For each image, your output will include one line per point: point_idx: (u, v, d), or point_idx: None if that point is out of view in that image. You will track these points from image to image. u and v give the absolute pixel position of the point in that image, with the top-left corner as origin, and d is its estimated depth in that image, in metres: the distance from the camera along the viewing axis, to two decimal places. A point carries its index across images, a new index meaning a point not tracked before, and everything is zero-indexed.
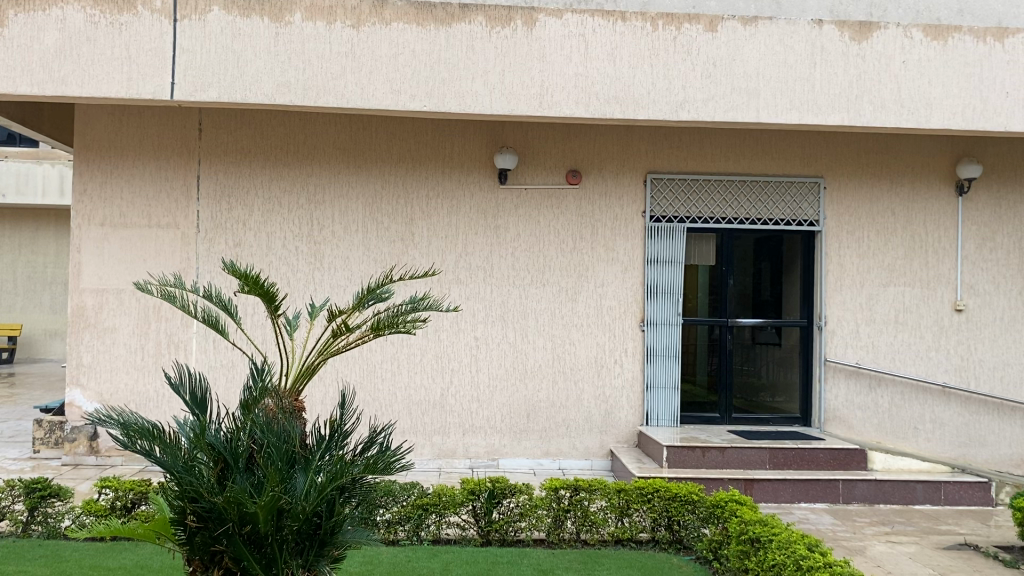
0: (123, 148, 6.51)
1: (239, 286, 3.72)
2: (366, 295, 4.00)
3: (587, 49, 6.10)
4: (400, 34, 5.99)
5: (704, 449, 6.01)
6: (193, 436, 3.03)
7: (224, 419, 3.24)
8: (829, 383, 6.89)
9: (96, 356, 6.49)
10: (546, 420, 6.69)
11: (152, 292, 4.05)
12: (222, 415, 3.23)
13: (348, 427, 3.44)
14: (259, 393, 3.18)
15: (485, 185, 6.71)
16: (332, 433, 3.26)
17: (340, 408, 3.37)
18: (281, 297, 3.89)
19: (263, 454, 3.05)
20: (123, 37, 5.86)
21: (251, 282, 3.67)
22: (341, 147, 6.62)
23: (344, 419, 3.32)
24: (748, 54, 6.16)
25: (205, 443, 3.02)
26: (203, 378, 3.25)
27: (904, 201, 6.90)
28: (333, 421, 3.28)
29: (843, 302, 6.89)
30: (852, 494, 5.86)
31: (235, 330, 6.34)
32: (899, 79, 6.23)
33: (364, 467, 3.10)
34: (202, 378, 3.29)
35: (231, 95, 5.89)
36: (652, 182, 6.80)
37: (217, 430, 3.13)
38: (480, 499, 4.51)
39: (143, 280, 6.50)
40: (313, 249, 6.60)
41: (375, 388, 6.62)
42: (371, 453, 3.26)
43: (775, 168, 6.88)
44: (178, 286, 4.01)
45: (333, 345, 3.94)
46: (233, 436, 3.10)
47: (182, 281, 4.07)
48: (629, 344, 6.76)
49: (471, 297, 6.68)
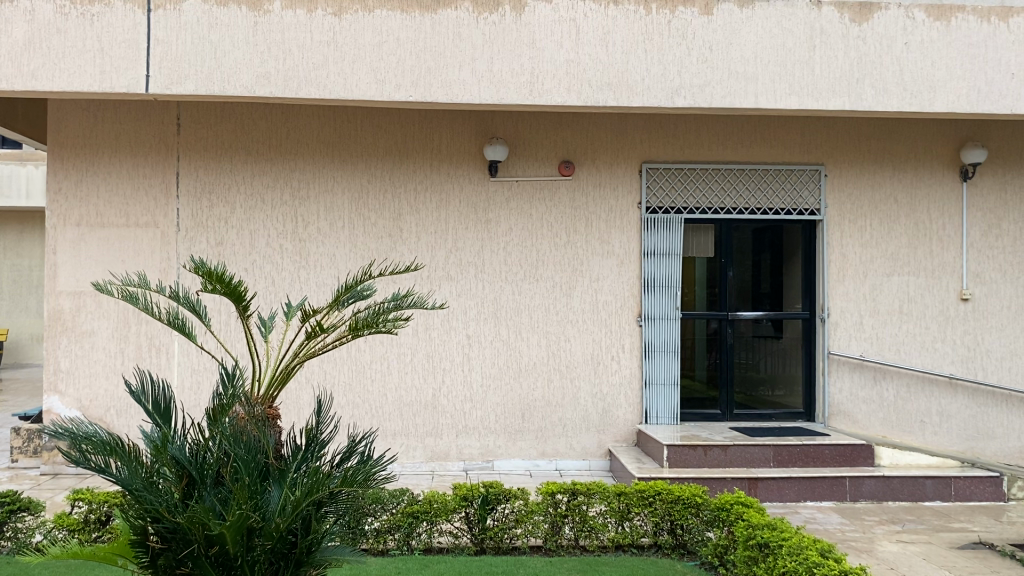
0: (100, 145, 6.27)
1: (204, 285, 3.50)
2: (346, 293, 3.79)
3: (578, 35, 5.88)
4: (383, 21, 5.76)
5: (706, 447, 5.81)
6: (155, 448, 2.87)
7: (191, 431, 3.07)
8: (832, 376, 6.69)
9: (75, 361, 6.26)
10: (541, 420, 6.48)
11: (113, 292, 3.81)
12: (188, 426, 3.06)
13: (326, 437, 3.28)
14: (229, 400, 3.05)
15: (475, 178, 6.49)
16: (308, 443, 3.11)
17: (317, 415, 3.20)
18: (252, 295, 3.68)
19: (231, 468, 2.88)
20: (95, 29, 5.62)
21: (217, 279, 3.44)
22: (324, 141, 6.40)
23: (320, 428, 3.17)
24: (744, 38, 5.94)
25: (169, 458, 2.86)
26: (166, 387, 3.06)
27: (907, 188, 6.70)
28: (308, 429, 3.13)
29: (846, 293, 6.69)
30: (860, 492, 5.66)
31: (204, 333, 6.09)
32: (902, 62, 6.02)
33: (342, 480, 2.92)
34: (166, 386, 3.11)
35: (209, 87, 5.66)
36: (647, 172, 6.59)
37: (182, 443, 2.97)
38: (473, 506, 4.29)
39: (105, 279, 6.24)
40: (297, 246, 6.38)
41: (364, 390, 6.39)
42: (350, 464, 3.10)
43: (774, 156, 6.67)
44: (141, 285, 3.77)
45: (311, 347, 3.72)
46: (200, 449, 2.95)
47: (148, 281, 3.82)
48: (626, 340, 6.55)
49: (462, 294, 6.46)
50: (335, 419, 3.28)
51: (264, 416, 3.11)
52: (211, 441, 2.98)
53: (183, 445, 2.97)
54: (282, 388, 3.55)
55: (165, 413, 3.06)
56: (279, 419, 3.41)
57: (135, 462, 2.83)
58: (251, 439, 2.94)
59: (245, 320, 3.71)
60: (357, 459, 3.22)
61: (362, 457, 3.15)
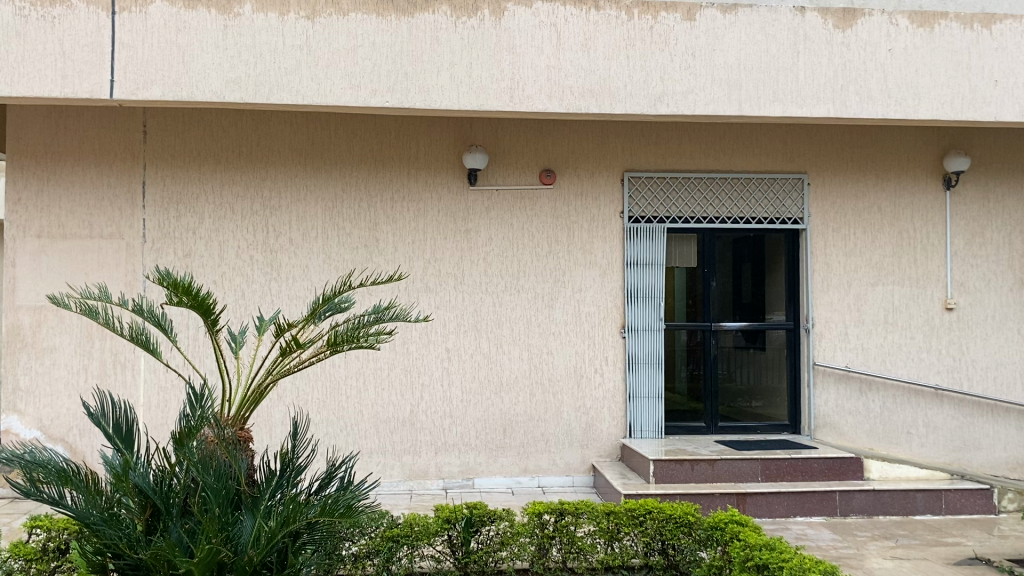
0: (62, 153, 6.02)
1: (167, 298, 3.28)
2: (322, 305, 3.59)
3: (559, 41, 5.74)
4: (359, 25, 5.59)
5: (693, 462, 5.66)
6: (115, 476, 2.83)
7: (155, 455, 3.05)
8: (817, 388, 6.59)
9: (35, 379, 5.98)
10: (523, 436, 6.29)
11: (69, 306, 3.59)
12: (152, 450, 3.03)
13: (303, 460, 3.20)
14: (196, 423, 2.89)
15: (453, 187, 6.31)
16: (283, 468, 3.03)
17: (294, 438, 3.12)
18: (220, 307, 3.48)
19: (199, 497, 2.82)
20: (56, 32, 5.38)
21: (182, 292, 3.23)
22: (297, 149, 6.20)
23: (297, 453, 3.09)
24: (728, 44, 5.83)
25: (132, 487, 2.82)
26: (128, 410, 3.00)
27: (891, 197, 6.63)
28: (284, 453, 3.06)
29: (830, 303, 6.59)
30: (850, 506, 5.53)
31: (169, 350, 5.84)
32: (886, 69, 5.95)
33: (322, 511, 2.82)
34: (127, 408, 3.04)
35: (177, 93, 5.45)
36: (629, 181, 6.45)
37: (147, 469, 2.94)
38: (456, 528, 4.10)
39: (63, 293, 5.97)
40: (269, 258, 6.16)
41: (339, 407, 6.17)
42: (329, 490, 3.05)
43: (756, 165, 6.57)
44: (101, 299, 3.55)
45: (285, 364, 3.51)
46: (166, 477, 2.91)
47: (107, 293, 3.60)
48: (609, 353, 6.39)
49: (441, 306, 6.27)
50: (311, 443, 3.22)
51: (235, 439, 2.95)
52: (178, 467, 2.95)
53: (147, 471, 2.92)
54: (254, 408, 3.35)
55: (127, 435, 3.00)
56: (251, 442, 3.21)
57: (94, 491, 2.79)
58: (221, 466, 2.84)
59: (213, 336, 3.50)
60: (335, 486, 3.21)
61: (341, 484, 3.11)
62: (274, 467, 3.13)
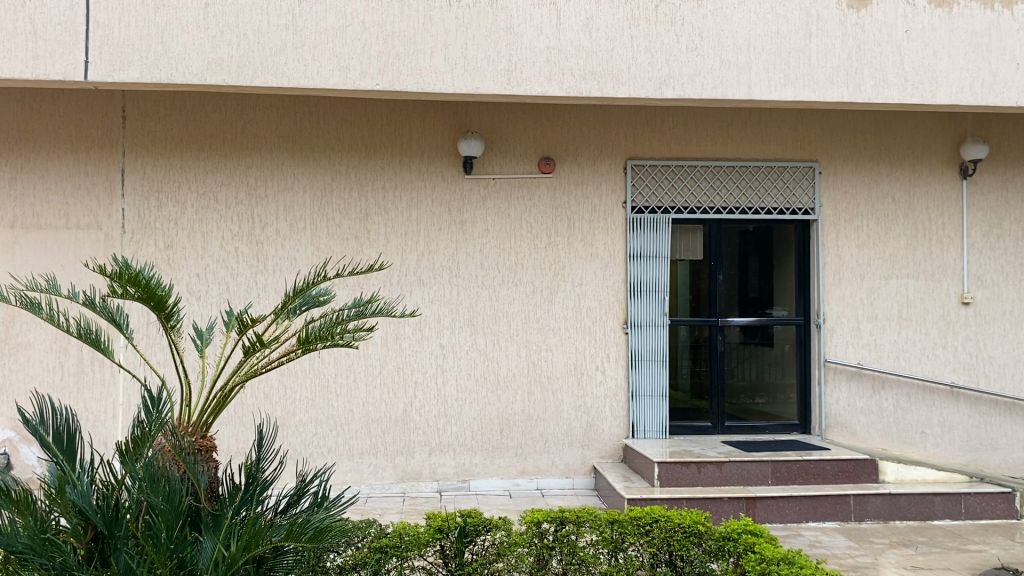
0: (36, 139, 5.72)
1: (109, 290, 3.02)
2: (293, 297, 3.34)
3: (559, 20, 5.44)
4: (347, 3, 5.29)
5: (699, 464, 5.37)
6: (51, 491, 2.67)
7: (98, 471, 2.92)
8: (829, 386, 6.31)
9: (8, 377, 5.68)
10: (521, 435, 6.01)
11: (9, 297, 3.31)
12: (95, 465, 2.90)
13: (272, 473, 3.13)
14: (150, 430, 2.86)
15: (448, 176, 6.02)
16: (248, 483, 2.96)
17: (260, 451, 3.04)
18: (174, 301, 3.22)
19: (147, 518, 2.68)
20: (27, 10, 5.06)
21: (125, 282, 2.97)
22: (284, 134, 5.90)
23: (263, 467, 3.01)
24: (737, 24, 5.54)
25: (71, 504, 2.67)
26: (70, 418, 2.87)
27: (905, 186, 6.34)
28: (249, 468, 2.98)
29: (842, 297, 6.31)
30: (865, 510, 5.26)
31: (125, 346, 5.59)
32: (904, 51, 5.65)
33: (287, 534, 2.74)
34: (70, 415, 2.90)
35: (155, 74, 5.14)
36: (632, 169, 6.16)
37: (90, 485, 2.81)
38: (449, 539, 3.79)
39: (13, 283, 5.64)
40: (255, 250, 5.87)
41: (329, 405, 5.89)
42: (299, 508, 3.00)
43: (766, 153, 6.28)
44: (46, 289, 3.28)
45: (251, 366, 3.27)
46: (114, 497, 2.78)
47: (56, 284, 3.32)
48: (611, 349, 6.11)
49: (435, 300, 5.99)
50: (279, 453, 3.14)
51: (192, 448, 2.86)
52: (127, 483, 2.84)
53: (88, 488, 2.76)
54: (217, 417, 3.16)
55: (67, 447, 2.86)
56: (213, 450, 3.04)
57: (23, 506, 2.59)
58: (172, 487, 2.71)
59: (170, 333, 3.27)
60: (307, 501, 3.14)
61: (313, 499, 3.05)
62: (239, 479, 3.06)
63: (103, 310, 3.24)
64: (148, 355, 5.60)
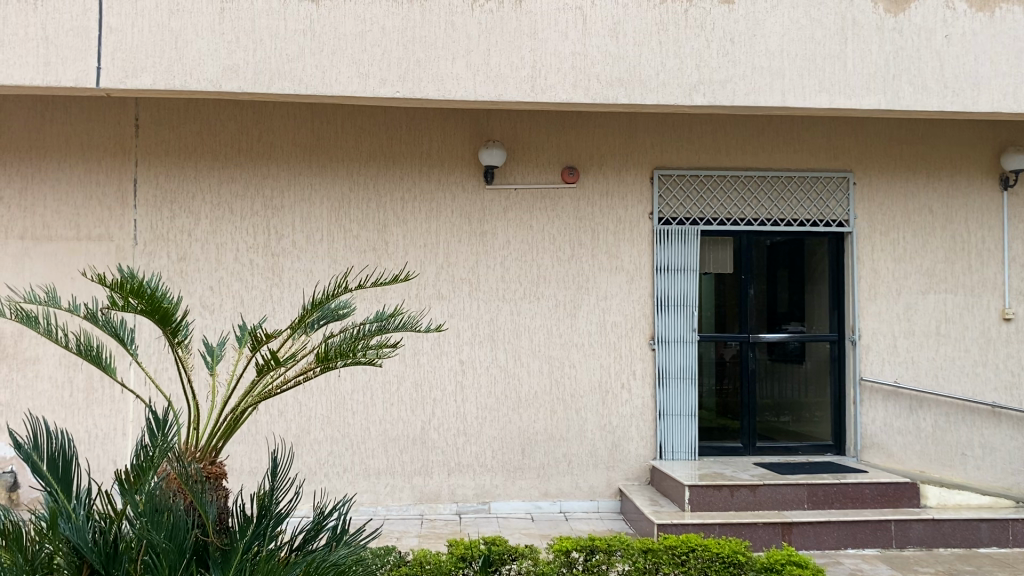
0: (48, 148, 5.58)
1: (110, 301, 2.85)
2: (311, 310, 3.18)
3: (585, 25, 5.26)
4: (367, 8, 5.13)
5: (732, 487, 5.13)
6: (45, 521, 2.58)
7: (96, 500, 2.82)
8: (865, 406, 6.05)
9: (16, 393, 5.51)
10: (544, 456, 5.79)
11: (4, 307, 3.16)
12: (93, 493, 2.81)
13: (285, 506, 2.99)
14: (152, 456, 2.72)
15: (469, 187, 5.83)
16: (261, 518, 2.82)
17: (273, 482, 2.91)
18: (181, 314, 3.06)
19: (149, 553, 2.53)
20: (39, 15, 4.92)
21: (127, 293, 2.79)
22: (301, 144, 5.74)
23: (278, 500, 2.88)
24: (770, 29, 5.34)
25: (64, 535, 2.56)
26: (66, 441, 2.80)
27: (942, 197, 6.10)
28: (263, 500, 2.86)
29: (878, 313, 6.07)
30: (907, 537, 5.00)
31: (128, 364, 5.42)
32: (943, 57, 5.43)
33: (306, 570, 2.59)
34: (63, 440, 2.83)
35: (169, 81, 4.99)
36: (660, 179, 5.96)
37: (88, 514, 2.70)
38: (473, 568, 3.57)
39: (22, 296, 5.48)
40: (270, 262, 5.69)
41: (345, 423, 5.69)
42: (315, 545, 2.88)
43: (798, 162, 6.06)
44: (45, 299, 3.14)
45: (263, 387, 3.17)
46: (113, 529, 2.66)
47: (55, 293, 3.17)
48: (637, 366, 5.88)
49: (455, 315, 5.79)
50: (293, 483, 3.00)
51: (200, 475, 2.72)
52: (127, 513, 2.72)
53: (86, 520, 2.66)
54: (227, 441, 3.07)
55: (62, 474, 2.78)
56: (223, 477, 2.94)
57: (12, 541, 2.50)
58: (175, 522, 2.57)
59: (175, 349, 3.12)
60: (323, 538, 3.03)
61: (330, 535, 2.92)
62: (251, 509, 2.92)
63: (106, 324, 3.08)
64: (160, 371, 5.43)
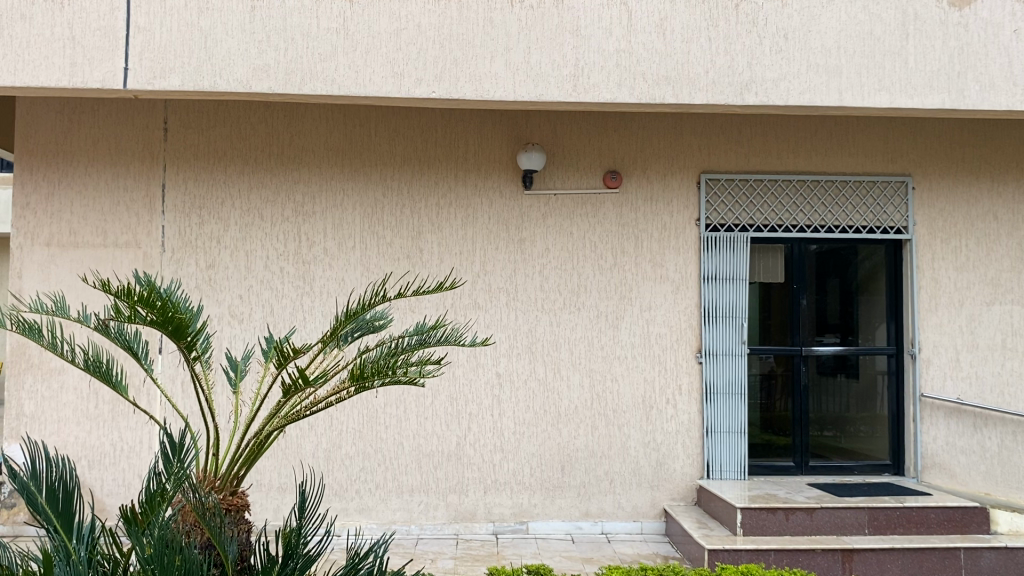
0: (75, 152, 5.43)
1: (118, 313, 2.95)
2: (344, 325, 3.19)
3: (630, 22, 5.01)
4: (403, 5, 4.92)
5: (788, 511, 4.82)
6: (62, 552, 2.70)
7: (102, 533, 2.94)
8: (925, 424, 5.70)
9: (41, 405, 5.35)
10: (584, 474, 5.52)
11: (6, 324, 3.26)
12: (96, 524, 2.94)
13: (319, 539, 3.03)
14: (161, 488, 2.85)
15: (507, 192, 5.59)
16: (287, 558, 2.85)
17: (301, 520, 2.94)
18: (195, 327, 3.17)
19: None
20: (66, 15, 4.77)
21: (135, 300, 2.91)
22: (333, 148, 5.54)
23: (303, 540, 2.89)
24: (825, 25, 5.05)
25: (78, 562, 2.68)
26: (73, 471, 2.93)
27: (1008, 202, 5.75)
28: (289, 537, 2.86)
29: (939, 325, 5.72)
30: (977, 567, 4.65)
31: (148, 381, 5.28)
32: (1013, 53, 5.08)
33: None
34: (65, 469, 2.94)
35: (197, 81, 4.81)
36: (707, 184, 5.68)
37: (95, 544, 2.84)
38: None
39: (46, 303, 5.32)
40: (301, 270, 5.49)
41: (377, 438, 5.46)
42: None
43: (854, 166, 5.75)
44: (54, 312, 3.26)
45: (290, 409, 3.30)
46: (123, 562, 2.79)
47: (65, 306, 3.30)
48: (683, 380, 5.59)
49: (492, 326, 5.54)
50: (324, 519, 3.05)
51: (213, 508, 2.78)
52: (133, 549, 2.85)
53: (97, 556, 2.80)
54: (251, 467, 3.28)
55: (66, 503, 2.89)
56: (244, 507, 3.20)
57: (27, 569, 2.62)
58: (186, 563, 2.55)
59: (189, 364, 3.27)
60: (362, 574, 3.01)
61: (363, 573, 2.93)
62: (276, 548, 2.97)
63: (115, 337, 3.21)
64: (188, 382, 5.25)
